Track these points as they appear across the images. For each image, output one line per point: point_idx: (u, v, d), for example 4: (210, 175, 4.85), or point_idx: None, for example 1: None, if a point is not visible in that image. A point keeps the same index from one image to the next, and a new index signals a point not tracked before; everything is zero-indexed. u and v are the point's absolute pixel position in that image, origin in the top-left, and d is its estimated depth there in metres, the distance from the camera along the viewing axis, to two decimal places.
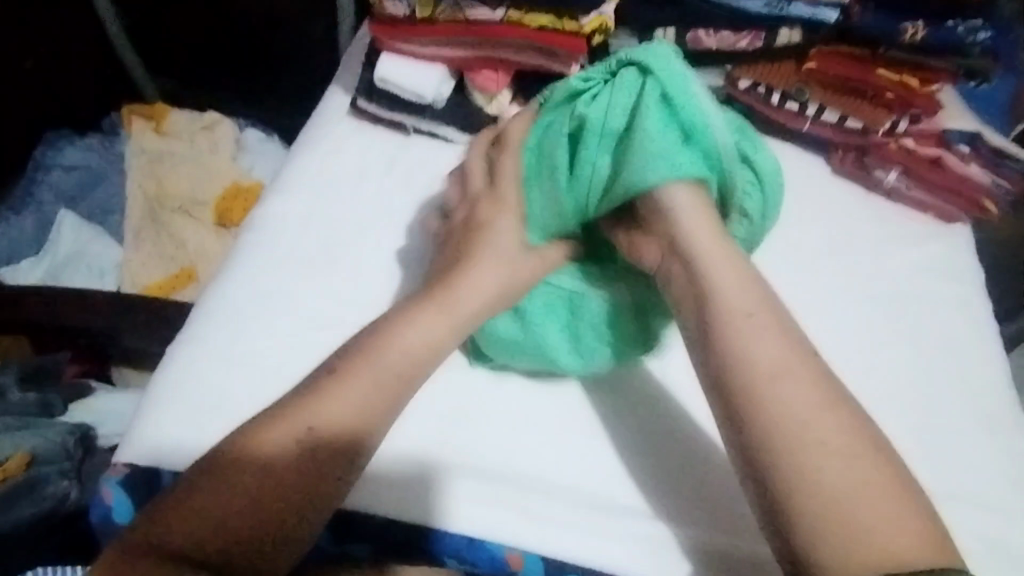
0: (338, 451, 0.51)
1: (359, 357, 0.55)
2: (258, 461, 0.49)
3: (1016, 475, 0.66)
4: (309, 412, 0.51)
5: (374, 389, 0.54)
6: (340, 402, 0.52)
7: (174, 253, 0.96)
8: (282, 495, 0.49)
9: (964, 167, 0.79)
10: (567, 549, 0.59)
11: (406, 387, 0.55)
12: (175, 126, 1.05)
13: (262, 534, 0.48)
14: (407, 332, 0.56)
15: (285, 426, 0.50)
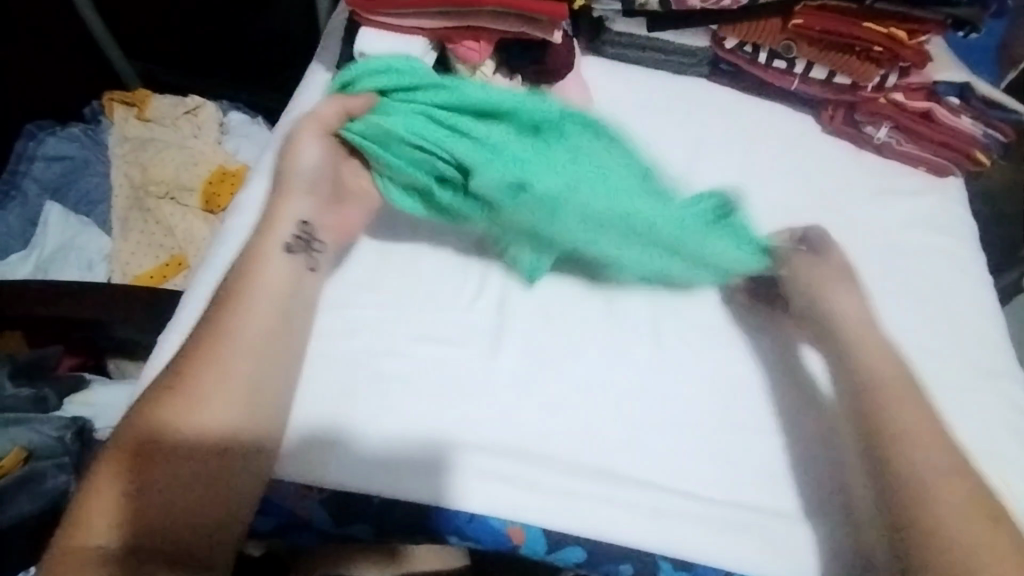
0: (261, 404, 0.56)
1: (234, 305, 0.59)
2: (166, 422, 0.53)
3: (1009, 425, 0.67)
4: (203, 372, 0.56)
5: (256, 339, 0.58)
6: (219, 361, 0.56)
7: (163, 241, 0.95)
8: (210, 450, 0.53)
9: (957, 119, 0.78)
10: (569, 516, 0.59)
11: (277, 314, 0.60)
12: (157, 112, 1.03)
13: (212, 488, 0.53)
14: (265, 270, 0.62)
15: (180, 392, 0.55)
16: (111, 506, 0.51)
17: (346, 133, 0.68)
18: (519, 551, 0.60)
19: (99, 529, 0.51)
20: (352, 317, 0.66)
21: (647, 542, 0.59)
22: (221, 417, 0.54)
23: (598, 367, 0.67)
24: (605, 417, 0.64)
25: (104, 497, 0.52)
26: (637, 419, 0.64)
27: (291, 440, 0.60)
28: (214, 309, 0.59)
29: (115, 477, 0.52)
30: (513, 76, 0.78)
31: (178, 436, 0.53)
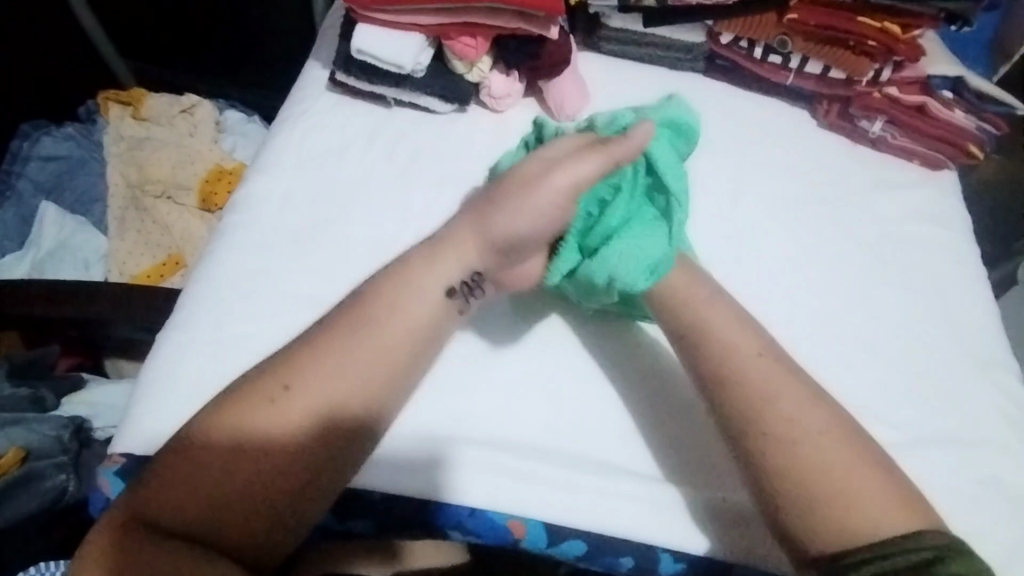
0: (338, 417, 0.53)
1: (345, 338, 0.55)
2: (241, 424, 0.51)
3: (1004, 415, 0.67)
4: (300, 378, 0.53)
5: (360, 384, 0.54)
6: (321, 368, 0.53)
7: (161, 239, 0.95)
8: (286, 466, 0.51)
9: (950, 112, 0.78)
10: (571, 510, 0.59)
11: (405, 349, 0.56)
12: (153, 111, 1.03)
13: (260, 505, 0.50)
14: (393, 303, 0.57)
15: (280, 407, 0.52)
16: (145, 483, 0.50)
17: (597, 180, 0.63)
18: (519, 544, 0.61)
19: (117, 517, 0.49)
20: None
21: (648, 534, 0.59)
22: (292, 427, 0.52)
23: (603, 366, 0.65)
24: (605, 412, 0.63)
25: (141, 491, 0.50)
26: (637, 411, 0.63)
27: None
28: (323, 330, 0.55)
29: (167, 469, 0.51)
30: (510, 72, 0.78)
31: (241, 437, 0.51)
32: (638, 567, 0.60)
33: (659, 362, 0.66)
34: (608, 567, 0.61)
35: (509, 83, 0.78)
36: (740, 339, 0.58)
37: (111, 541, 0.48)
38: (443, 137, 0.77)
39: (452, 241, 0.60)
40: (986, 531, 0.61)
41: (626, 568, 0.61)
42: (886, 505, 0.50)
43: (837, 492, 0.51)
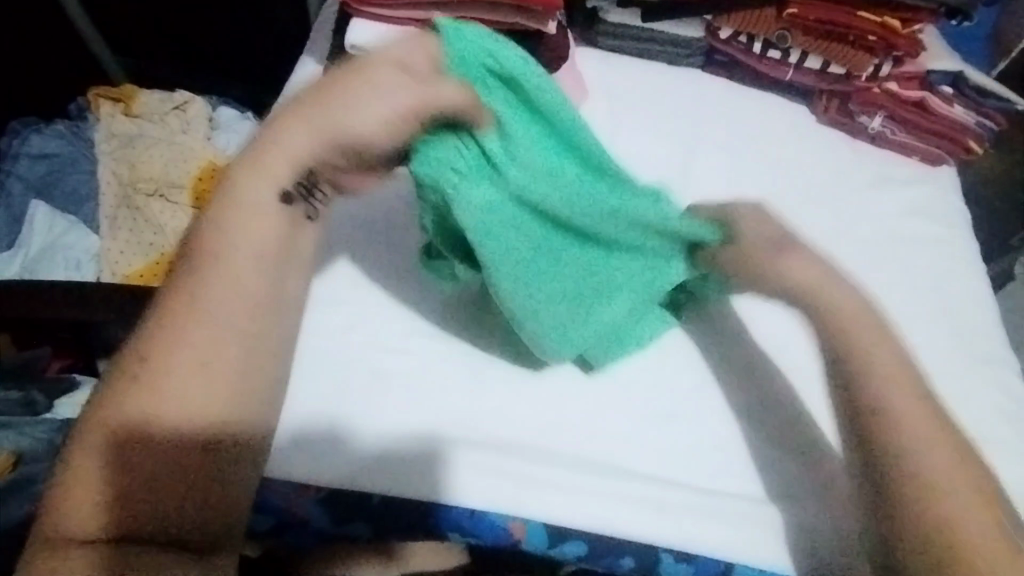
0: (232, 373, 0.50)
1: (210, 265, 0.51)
2: (134, 428, 0.47)
3: (1005, 413, 0.67)
4: (178, 330, 0.49)
5: (226, 321, 0.50)
6: (201, 329, 0.49)
7: (153, 239, 0.94)
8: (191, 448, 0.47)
9: (950, 108, 0.79)
10: (571, 510, 0.59)
11: (263, 263, 0.52)
12: (143, 108, 1.02)
13: (191, 488, 0.47)
14: (234, 240, 0.51)
15: (147, 388, 0.48)
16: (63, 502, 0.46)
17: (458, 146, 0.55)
18: (520, 546, 0.60)
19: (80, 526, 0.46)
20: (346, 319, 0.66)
21: (649, 534, 0.59)
22: (199, 396, 0.48)
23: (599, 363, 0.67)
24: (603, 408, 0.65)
25: (79, 512, 0.46)
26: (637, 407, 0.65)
27: (288, 435, 0.60)
28: (184, 277, 0.51)
29: (68, 496, 0.46)
30: None
31: (158, 449, 0.47)
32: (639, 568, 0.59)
33: (656, 362, 0.68)
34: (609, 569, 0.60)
35: None
36: (892, 354, 0.57)
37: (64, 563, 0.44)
38: None
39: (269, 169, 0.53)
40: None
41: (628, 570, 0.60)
42: (964, 506, 0.51)
43: (919, 476, 0.52)
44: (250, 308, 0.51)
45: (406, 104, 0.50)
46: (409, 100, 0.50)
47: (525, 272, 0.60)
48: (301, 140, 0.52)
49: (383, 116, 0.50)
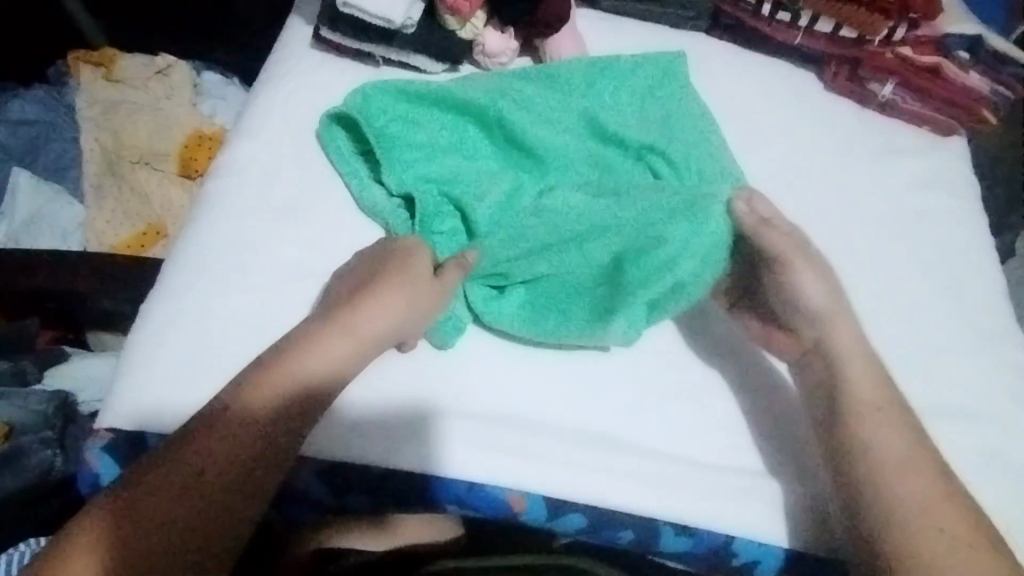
0: (320, 394, 0.53)
1: (289, 349, 0.54)
2: (209, 421, 0.50)
3: (1010, 386, 0.66)
4: (297, 357, 0.53)
5: (307, 374, 0.53)
6: (315, 352, 0.54)
7: (140, 209, 0.91)
8: (232, 471, 0.48)
9: (965, 74, 0.77)
10: (571, 482, 0.58)
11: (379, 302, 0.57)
12: (125, 72, 0.98)
13: (220, 505, 0.47)
14: (316, 348, 0.54)
15: (255, 390, 0.51)
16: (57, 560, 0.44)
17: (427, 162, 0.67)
18: (519, 518, 0.58)
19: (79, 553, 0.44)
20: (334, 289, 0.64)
21: (651, 511, 0.58)
22: (262, 410, 0.51)
23: None
24: (603, 382, 0.62)
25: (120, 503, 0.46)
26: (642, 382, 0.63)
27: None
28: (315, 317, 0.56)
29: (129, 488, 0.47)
30: (504, 29, 0.74)
31: (206, 468, 0.48)
32: (638, 541, 0.58)
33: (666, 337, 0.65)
34: (609, 542, 0.59)
35: (504, 41, 0.74)
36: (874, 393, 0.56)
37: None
38: None
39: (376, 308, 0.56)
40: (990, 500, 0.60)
41: (626, 543, 0.59)
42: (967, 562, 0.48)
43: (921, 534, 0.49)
44: (269, 448, 0.50)
45: (416, 313, 0.58)
46: (416, 307, 0.58)
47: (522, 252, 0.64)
48: (385, 324, 0.56)
49: (410, 326, 0.58)
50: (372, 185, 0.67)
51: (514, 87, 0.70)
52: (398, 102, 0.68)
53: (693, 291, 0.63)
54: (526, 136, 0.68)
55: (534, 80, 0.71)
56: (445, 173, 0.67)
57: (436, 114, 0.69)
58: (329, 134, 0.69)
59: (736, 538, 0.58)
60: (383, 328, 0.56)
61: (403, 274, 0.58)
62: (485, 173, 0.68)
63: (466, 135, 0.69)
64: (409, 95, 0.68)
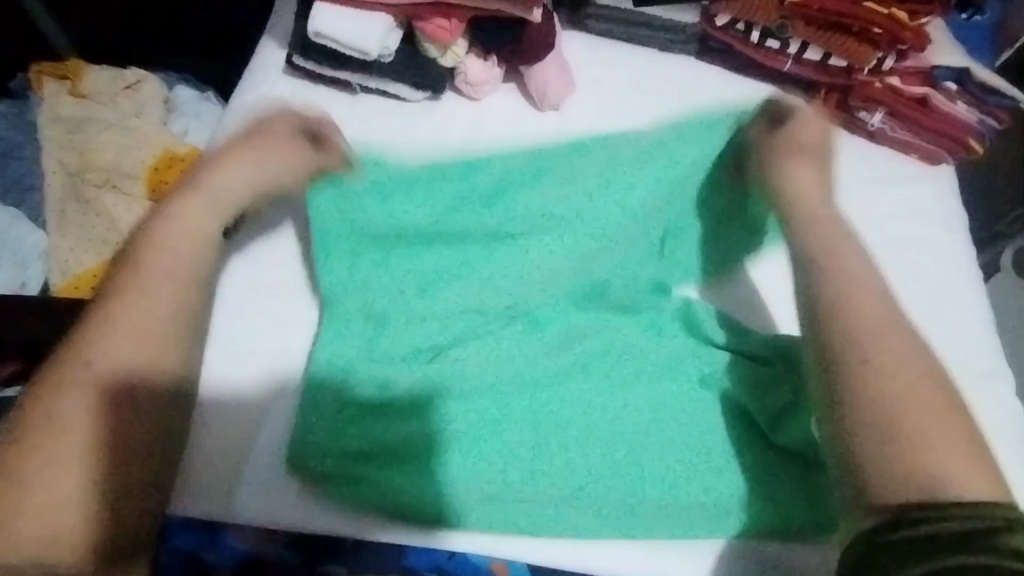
0: (180, 328, 0.55)
1: (154, 231, 0.57)
2: (97, 350, 0.51)
3: (1004, 427, 0.65)
4: (133, 284, 0.55)
5: (178, 280, 0.56)
6: (176, 284, 0.56)
7: (106, 236, 0.86)
8: (135, 393, 0.51)
9: (952, 105, 0.75)
10: (555, 549, 0.56)
11: (246, 181, 0.62)
12: (93, 87, 0.94)
13: (134, 422, 0.51)
14: (212, 169, 0.62)
15: (89, 374, 0.51)
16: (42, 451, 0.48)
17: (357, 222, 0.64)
18: None
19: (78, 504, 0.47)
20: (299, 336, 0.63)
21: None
22: (140, 346, 0.53)
23: (595, 399, 0.60)
24: (589, 449, 0.58)
25: (43, 422, 0.49)
26: (635, 449, 0.58)
27: (238, 452, 0.58)
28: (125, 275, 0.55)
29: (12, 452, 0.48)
30: (488, 56, 0.72)
31: (75, 425, 0.49)
32: None
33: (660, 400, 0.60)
34: None
35: (486, 69, 0.72)
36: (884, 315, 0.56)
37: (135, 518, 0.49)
38: (415, 128, 0.72)
39: (208, 188, 0.61)
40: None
41: None
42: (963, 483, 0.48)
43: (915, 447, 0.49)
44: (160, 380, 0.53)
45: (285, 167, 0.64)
46: (283, 165, 0.64)
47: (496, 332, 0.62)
48: (256, 180, 0.63)
49: (264, 180, 0.63)
50: (342, 277, 0.63)
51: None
52: (361, 186, 0.65)
53: (674, 433, 0.59)
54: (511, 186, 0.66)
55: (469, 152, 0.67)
56: (387, 243, 0.64)
57: (387, 186, 0.66)
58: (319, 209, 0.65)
59: None
60: (253, 181, 0.63)
61: (259, 138, 0.64)
62: (423, 236, 0.65)
63: (398, 180, 0.66)
64: (385, 187, 0.66)
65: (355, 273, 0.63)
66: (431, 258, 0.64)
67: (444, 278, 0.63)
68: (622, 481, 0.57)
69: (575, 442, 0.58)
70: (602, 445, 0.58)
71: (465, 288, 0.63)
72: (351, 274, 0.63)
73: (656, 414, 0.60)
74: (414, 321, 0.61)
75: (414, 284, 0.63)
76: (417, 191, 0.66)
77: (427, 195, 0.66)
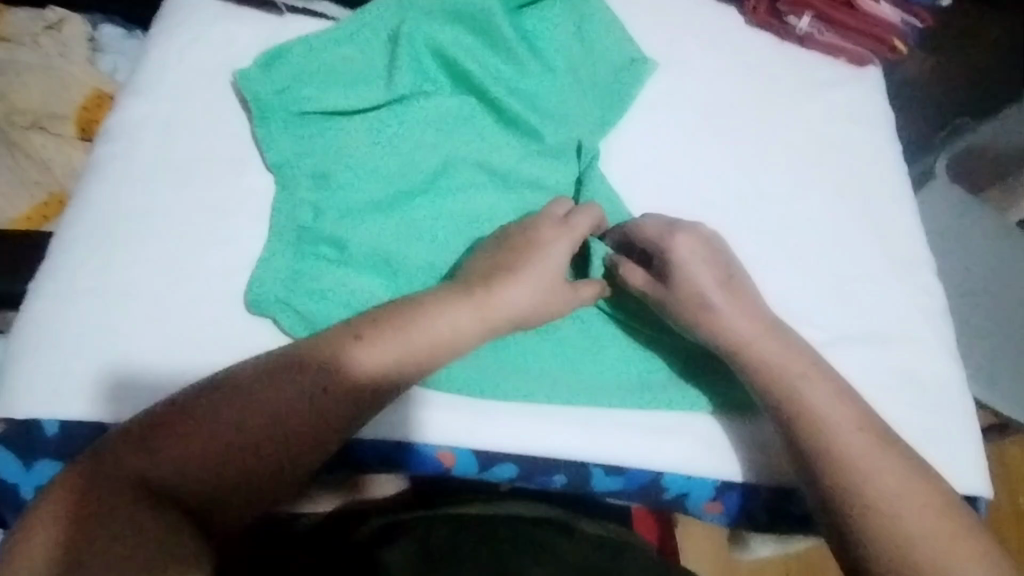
0: (313, 413, 0.51)
1: (414, 312, 0.56)
2: (228, 415, 0.50)
3: (925, 311, 0.68)
4: (290, 370, 0.52)
5: (297, 408, 0.51)
6: (304, 378, 0.52)
7: (38, 177, 0.85)
8: (254, 449, 0.49)
9: (875, 6, 0.77)
10: (501, 438, 0.59)
11: (471, 324, 0.56)
12: (12, 28, 0.90)
13: (243, 474, 0.49)
14: (443, 317, 0.56)
15: (204, 424, 0.49)
16: (122, 473, 0.47)
17: (294, 146, 0.65)
18: (452, 473, 0.60)
19: (62, 506, 0.45)
20: (237, 248, 0.62)
21: (585, 456, 0.59)
22: (286, 397, 0.51)
23: None
24: (530, 348, 0.61)
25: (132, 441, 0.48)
26: (570, 343, 0.62)
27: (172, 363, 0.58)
28: (356, 345, 0.54)
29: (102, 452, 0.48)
30: None
31: (198, 459, 0.48)
32: (571, 484, 0.61)
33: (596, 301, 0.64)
34: (545, 486, 0.61)
35: None
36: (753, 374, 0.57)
37: (238, 508, 0.49)
38: None
39: (436, 321, 0.56)
40: (908, 408, 0.63)
41: (561, 486, 0.61)
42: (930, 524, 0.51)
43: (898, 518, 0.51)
44: (295, 433, 0.51)
45: (511, 315, 0.58)
46: (556, 295, 0.59)
47: (442, 246, 0.63)
48: (455, 339, 0.56)
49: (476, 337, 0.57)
50: (286, 197, 0.63)
51: (408, 8, 0.69)
52: (295, 111, 0.66)
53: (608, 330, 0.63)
54: (437, 98, 0.67)
55: (410, 71, 0.67)
56: (325, 162, 0.64)
57: (325, 105, 0.66)
58: (264, 133, 0.65)
59: (665, 474, 0.60)
60: (440, 347, 0.55)
61: (530, 260, 0.59)
62: (362, 153, 0.65)
63: (334, 99, 0.66)
64: (322, 110, 0.66)
65: (293, 194, 0.63)
66: (373, 178, 0.64)
67: (387, 196, 0.64)
68: (567, 360, 0.61)
69: (522, 342, 0.61)
70: (542, 342, 0.62)
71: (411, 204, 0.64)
72: (294, 197, 0.63)
73: (593, 313, 0.63)
74: (353, 237, 0.61)
75: (357, 201, 0.63)
76: (355, 115, 0.66)
77: (368, 119, 0.66)
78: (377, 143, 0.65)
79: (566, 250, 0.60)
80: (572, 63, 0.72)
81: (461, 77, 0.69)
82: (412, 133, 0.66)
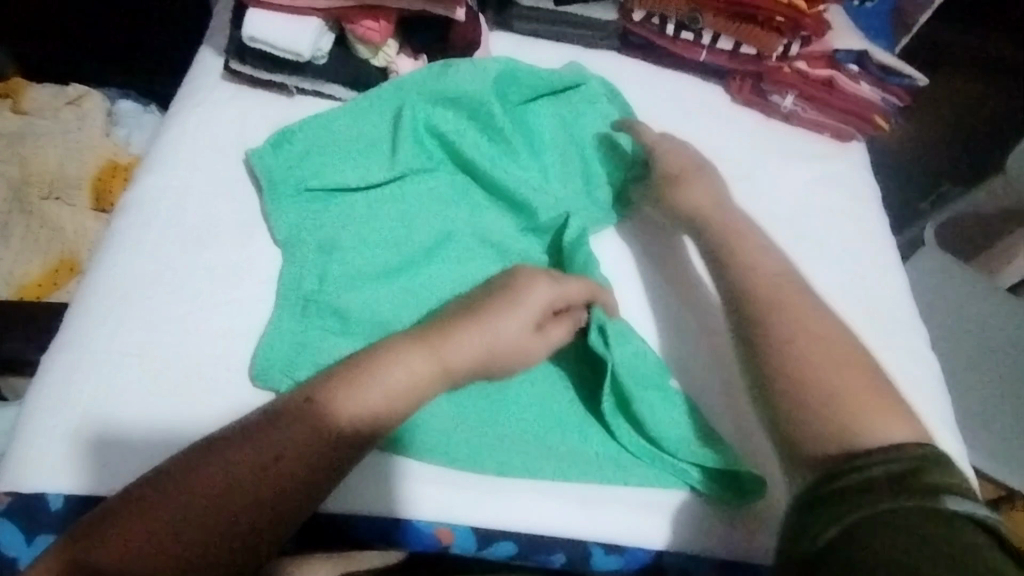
0: (289, 465, 0.48)
1: (373, 356, 0.54)
2: (206, 471, 0.47)
3: (918, 376, 0.70)
4: (265, 424, 0.50)
5: (268, 454, 0.48)
6: (285, 430, 0.49)
7: (51, 245, 0.87)
8: (226, 511, 0.46)
9: (856, 86, 0.80)
10: (497, 515, 0.60)
11: (433, 366, 0.55)
12: (35, 103, 0.95)
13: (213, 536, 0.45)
14: (401, 362, 0.54)
15: (182, 485, 0.46)
16: (95, 552, 0.44)
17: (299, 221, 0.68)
18: (449, 551, 0.60)
19: None
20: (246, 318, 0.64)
21: (581, 533, 0.60)
22: (252, 453, 0.48)
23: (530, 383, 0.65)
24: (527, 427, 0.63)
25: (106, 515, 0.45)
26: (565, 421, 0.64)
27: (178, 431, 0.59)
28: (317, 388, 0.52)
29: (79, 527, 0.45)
30: (418, 56, 0.77)
31: (171, 527, 0.45)
32: (571, 564, 0.60)
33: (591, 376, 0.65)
34: (543, 565, 0.61)
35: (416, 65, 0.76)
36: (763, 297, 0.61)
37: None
38: None
39: (398, 365, 0.54)
40: None
41: (561, 566, 0.61)
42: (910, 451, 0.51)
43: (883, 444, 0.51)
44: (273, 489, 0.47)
45: (474, 356, 0.57)
46: (522, 339, 0.59)
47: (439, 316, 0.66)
48: (417, 382, 0.54)
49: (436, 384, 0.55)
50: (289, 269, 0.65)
51: (408, 91, 0.72)
52: (299, 188, 0.69)
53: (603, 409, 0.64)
54: (436, 177, 0.71)
55: (410, 151, 0.71)
56: (328, 237, 0.67)
57: (330, 183, 0.69)
58: (269, 210, 0.68)
59: (665, 552, 0.60)
60: (402, 393, 0.53)
61: (495, 304, 0.59)
62: (363, 228, 0.68)
63: (338, 178, 0.69)
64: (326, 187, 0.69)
65: (297, 267, 0.66)
66: (372, 252, 0.67)
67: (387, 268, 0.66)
68: (562, 438, 0.62)
69: (517, 421, 0.63)
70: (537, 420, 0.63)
71: (410, 275, 0.66)
72: (296, 269, 0.65)
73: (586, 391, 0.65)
74: (353, 307, 0.64)
75: (359, 274, 0.66)
76: (357, 192, 0.69)
77: (369, 196, 0.69)
78: (378, 218, 0.69)
79: (545, 297, 0.60)
80: (565, 140, 0.76)
81: (458, 156, 0.72)
82: (411, 208, 0.69)
